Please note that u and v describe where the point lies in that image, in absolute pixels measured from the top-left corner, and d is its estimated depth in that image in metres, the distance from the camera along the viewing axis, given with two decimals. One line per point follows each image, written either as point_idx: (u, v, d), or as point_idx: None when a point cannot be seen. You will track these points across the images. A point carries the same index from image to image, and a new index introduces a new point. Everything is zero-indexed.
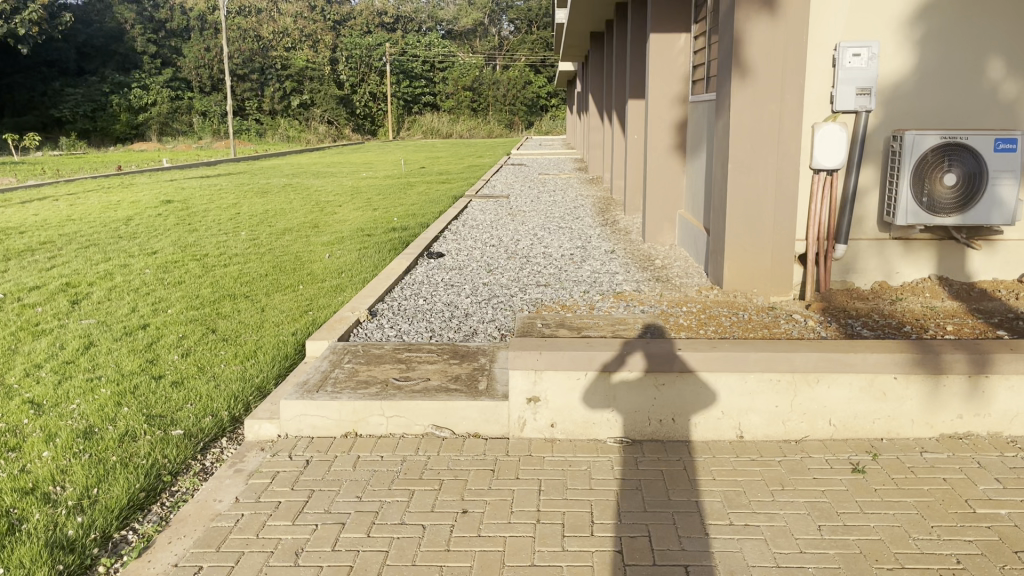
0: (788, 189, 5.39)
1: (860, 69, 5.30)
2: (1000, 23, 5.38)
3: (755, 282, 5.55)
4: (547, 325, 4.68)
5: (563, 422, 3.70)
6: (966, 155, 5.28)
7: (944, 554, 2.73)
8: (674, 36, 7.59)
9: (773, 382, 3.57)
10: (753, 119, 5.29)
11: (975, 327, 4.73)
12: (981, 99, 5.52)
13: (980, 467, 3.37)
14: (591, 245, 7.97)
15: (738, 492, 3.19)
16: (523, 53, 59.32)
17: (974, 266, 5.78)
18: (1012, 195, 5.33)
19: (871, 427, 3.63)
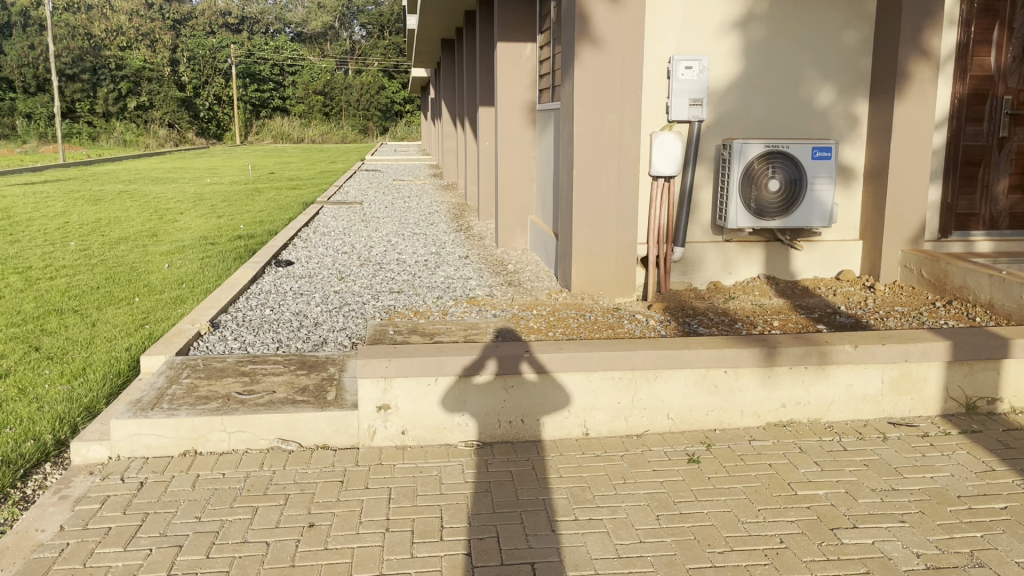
0: (631, 195, 5.62)
1: (691, 81, 5.69)
2: (813, 39, 5.94)
3: (601, 286, 5.75)
4: (399, 331, 4.67)
5: (414, 428, 3.68)
6: (788, 162, 5.80)
7: (769, 535, 2.93)
8: (521, 45, 7.78)
9: (616, 379, 3.73)
10: (596, 127, 5.49)
11: (798, 323, 5.14)
12: (798, 108, 6.05)
13: (801, 451, 3.65)
14: (445, 251, 7.99)
15: (584, 488, 3.30)
16: (376, 58, 58.83)
17: (796, 265, 6.23)
18: (829, 196, 5.90)
19: (705, 418, 3.84)
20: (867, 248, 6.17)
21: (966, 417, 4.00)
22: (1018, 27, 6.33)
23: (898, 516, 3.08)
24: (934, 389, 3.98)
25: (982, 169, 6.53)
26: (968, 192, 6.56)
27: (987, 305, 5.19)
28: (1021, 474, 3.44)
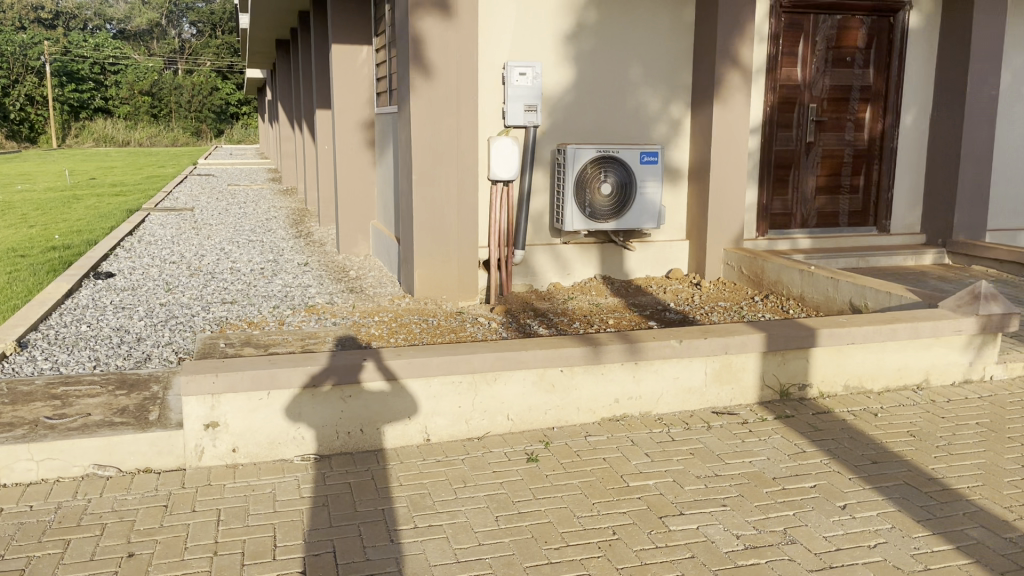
0: (470, 199, 5.66)
1: (526, 87, 5.80)
2: (638, 48, 6.25)
3: (443, 289, 5.74)
4: (231, 345, 4.48)
5: (246, 445, 3.54)
6: (619, 166, 6.06)
7: (602, 528, 3.03)
8: (357, 48, 7.66)
9: (455, 384, 3.74)
10: (434, 132, 5.49)
11: (632, 321, 5.37)
12: (627, 114, 6.32)
13: (633, 444, 3.79)
14: (283, 258, 7.75)
15: (423, 495, 3.28)
16: (209, 58, 56.25)
17: (630, 265, 6.48)
18: (657, 198, 6.20)
19: (543, 417, 3.92)
20: (694, 247, 6.52)
21: (781, 403, 4.31)
22: (820, 41, 6.91)
23: (720, 501, 3.27)
24: (752, 378, 4.26)
25: (793, 171, 7.06)
26: (781, 192, 7.08)
27: (799, 298, 5.64)
28: (827, 453, 3.74)
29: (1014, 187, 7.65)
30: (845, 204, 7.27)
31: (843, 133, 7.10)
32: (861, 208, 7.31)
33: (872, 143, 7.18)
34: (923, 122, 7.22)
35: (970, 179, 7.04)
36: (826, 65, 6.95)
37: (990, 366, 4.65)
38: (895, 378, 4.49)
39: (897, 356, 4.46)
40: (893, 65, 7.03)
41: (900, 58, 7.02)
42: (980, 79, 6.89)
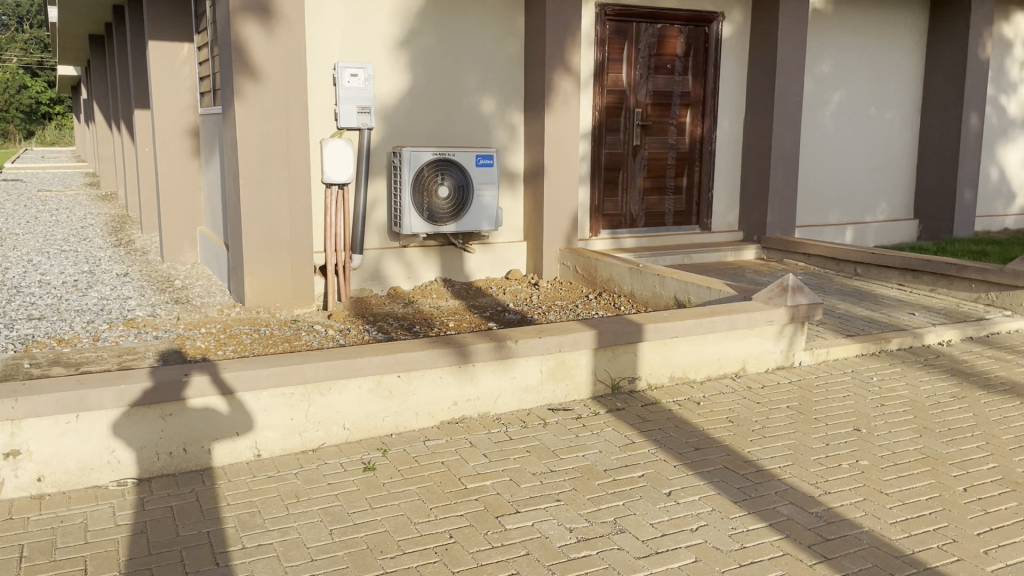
0: (302, 203, 5.51)
1: (358, 88, 5.75)
2: (471, 52, 6.31)
3: (277, 297, 5.54)
4: (36, 364, 4.15)
5: (53, 473, 3.27)
6: (455, 169, 6.08)
7: (439, 532, 3.03)
8: (176, 44, 7.31)
9: (287, 396, 3.63)
10: (262, 134, 5.30)
11: (471, 323, 5.41)
12: (462, 117, 6.36)
13: (471, 446, 3.81)
14: (99, 269, 7.24)
15: (253, 513, 3.16)
16: (16, 52, 51.73)
17: (471, 267, 6.50)
18: (494, 202, 6.28)
19: (380, 424, 3.87)
20: (531, 248, 6.65)
21: (612, 396, 4.47)
22: (642, 48, 7.24)
23: (554, 496, 3.35)
24: (584, 373, 4.40)
25: (622, 173, 7.35)
26: (612, 194, 7.36)
27: (629, 295, 5.88)
28: (655, 443, 3.92)
29: (818, 187, 8.33)
30: (670, 204, 7.64)
31: (666, 137, 7.47)
32: (684, 208, 7.71)
33: (693, 146, 7.60)
34: (738, 127, 7.72)
35: (780, 179, 7.58)
36: (650, 72, 7.29)
37: (799, 352, 5.03)
38: (716, 367, 4.77)
39: (717, 347, 4.74)
40: (709, 72, 7.49)
41: (715, 66, 7.49)
42: (786, 88, 7.44)
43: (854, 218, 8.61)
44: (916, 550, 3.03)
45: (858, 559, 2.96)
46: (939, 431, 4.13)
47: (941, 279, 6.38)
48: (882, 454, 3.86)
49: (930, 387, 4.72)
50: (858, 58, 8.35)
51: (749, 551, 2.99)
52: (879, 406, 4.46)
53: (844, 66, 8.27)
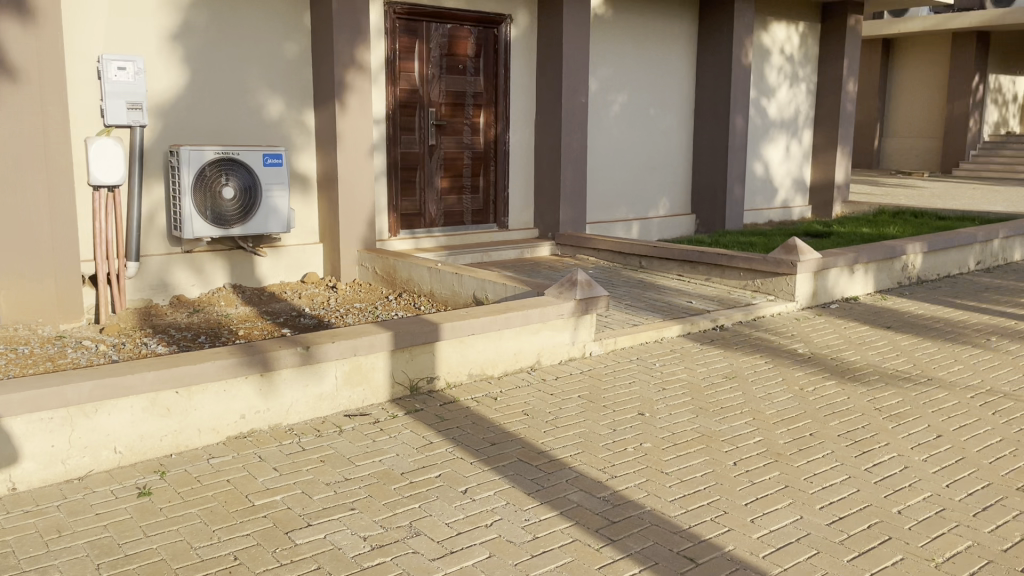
0: (65, 207, 5.02)
1: (126, 82, 5.39)
2: (253, 47, 6.05)
3: (38, 311, 5.01)
4: None
5: None
6: (240, 168, 5.80)
7: (222, 555, 2.86)
8: None
9: (46, 421, 3.30)
10: (13, 131, 4.77)
11: (263, 330, 5.17)
12: (246, 115, 6.09)
13: (259, 460, 3.64)
14: None
15: (6, 555, 2.83)
16: None
17: (262, 271, 6.21)
18: (285, 203, 6.04)
19: (158, 445, 3.60)
20: (327, 249, 6.47)
21: (411, 398, 4.44)
22: (433, 47, 7.26)
23: (348, 505, 3.26)
24: (381, 377, 4.33)
25: (418, 172, 7.33)
26: (409, 193, 7.32)
27: (429, 295, 5.88)
28: (452, 442, 3.93)
29: (604, 184, 8.76)
30: (468, 203, 7.71)
31: (461, 137, 7.54)
32: (482, 207, 7.81)
33: (487, 146, 7.71)
34: (529, 127, 7.94)
35: (570, 177, 7.86)
36: (442, 71, 7.32)
37: (589, 343, 5.25)
38: (512, 362, 4.86)
39: (512, 343, 4.84)
40: (500, 74, 7.65)
41: (505, 68, 7.66)
42: (573, 89, 7.74)
43: (639, 214, 9.13)
44: (693, 524, 3.24)
45: (641, 539, 3.11)
46: (714, 410, 4.45)
47: (715, 268, 6.89)
48: (664, 436, 4.10)
49: (706, 369, 5.09)
50: (637, 62, 8.85)
51: (541, 540, 3.07)
52: (662, 390, 4.73)
53: (624, 70, 8.75)
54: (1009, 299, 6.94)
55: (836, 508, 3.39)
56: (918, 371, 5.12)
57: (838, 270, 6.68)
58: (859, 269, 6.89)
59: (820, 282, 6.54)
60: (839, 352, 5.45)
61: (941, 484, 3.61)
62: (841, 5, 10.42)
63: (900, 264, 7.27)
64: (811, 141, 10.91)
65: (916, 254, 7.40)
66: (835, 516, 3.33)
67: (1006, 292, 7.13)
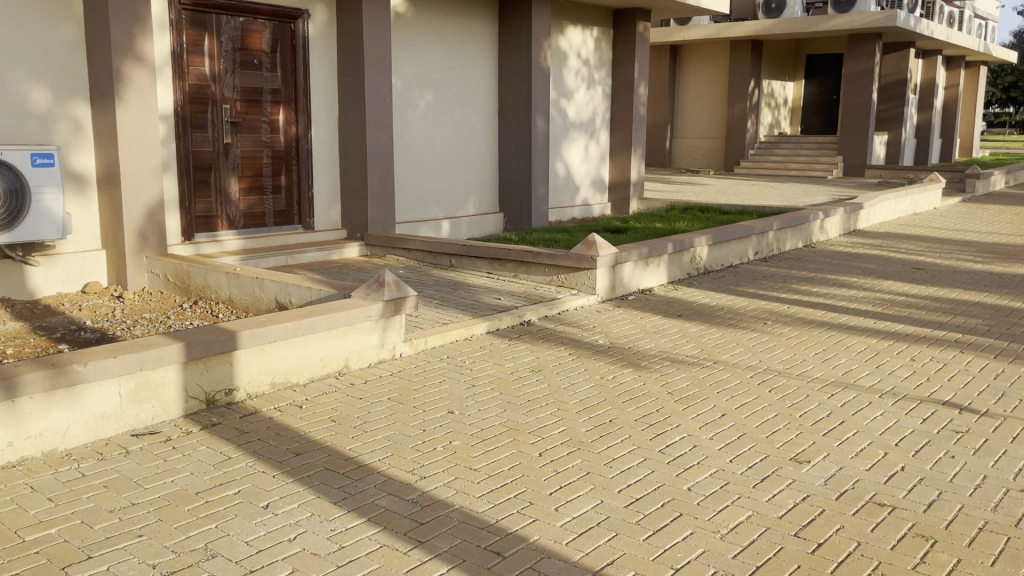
0: None
1: None
2: (16, 36, 5.55)
3: None
4: None
5: None
6: (4, 168, 5.25)
7: None
8: None
9: None
10: None
11: (36, 347, 4.71)
12: (10, 109, 5.57)
13: (31, 491, 3.31)
14: None
15: None
16: None
17: (35, 282, 5.68)
18: (59, 207, 5.54)
19: None
20: (111, 256, 6.01)
21: (208, 412, 4.20)
22: (225, 41, 6.92)
23: (136, 532, 3.03)
24: (173, 391, 4.07)
25: (213, 172, 6.96)
26: (203, 195, 6.93)
27: (228, 301, 5.60)
28: (253, 455, 3.75)
29: (411, 184, 8.74)
30: (269, 204, 7.42)
31: (259, 134, 7.24)
32: (285, 208, 7.55)
33: (288, 144, 7.46)
34: (331, 125, 7.76)
35: (377, 177, 7.75)
36: (235, 66, 7.00)
37: (399, 344, 5.20)
38: (318, 368, 4.72)
39: (318, 348, 4.70)
40: (298, 70, 7.42)
41: (303, 64, 7.44)
42: (376, 87, 7.62)
43: (447, 213, 9.19)
44: (500, 518, 3.29)
45: (449, 538, 3.12)
46: (521, 403, 4.55)
47: (521, 265, 7.06)
48: (472, 432, 4.14)
49: (514, 364, 5.19)
50: (439, 61, 8.88)
51: (347, 550, 2.99)
52: (470, 387, 4.78)
53: (428, 68, 8.76)
54: (782, 285, 7.62)
55: (633, 490, 3.56)
56: (705, 356, 5.50)
57: (633, 264, 7.05)
58: (652, 262, 7.31)
59: (617, 276, 6.88)
60: (636, 342, 5.75)
61: (726, 460, 3.89)
62: (630, 12, 10.99)
63: (688, 256, 7.79)
64: (608, 141, 11.44)
65: (703, 247, 7.96)
66: (632, 498, 3.50)
67: (780, 280, 7.82)
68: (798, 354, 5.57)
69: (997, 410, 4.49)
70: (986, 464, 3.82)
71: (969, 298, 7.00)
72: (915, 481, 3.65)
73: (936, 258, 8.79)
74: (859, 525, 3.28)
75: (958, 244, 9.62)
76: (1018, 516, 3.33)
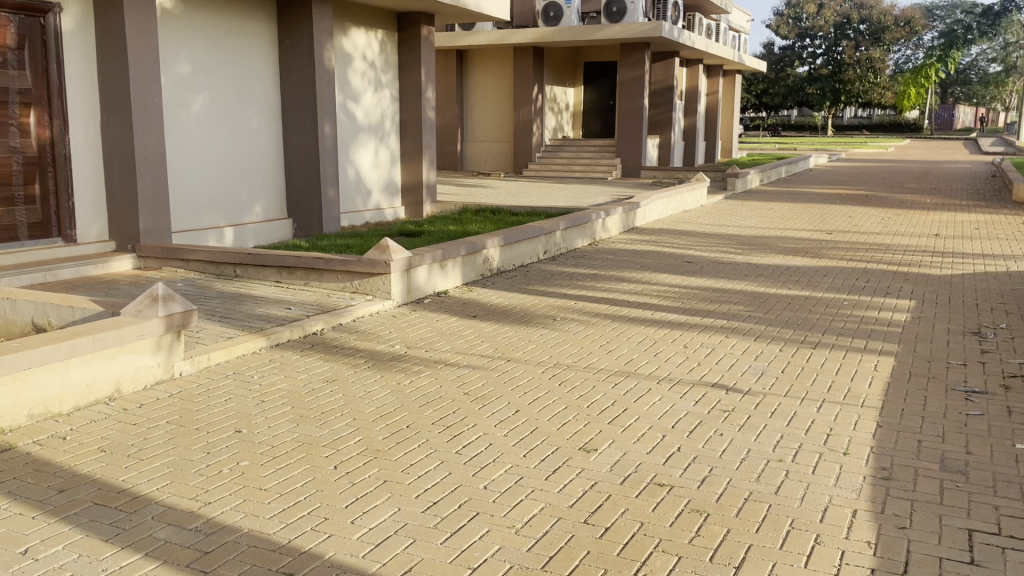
0: None
1: None
2: None
3: None
4: None
5: None
6: None
7: None
8: None
9: None
10: None
11: None
12: None
13: None
14: None
15: None
16: None
17: None
18: None
19: None
20: None
21: None
22: None
23: None
24: None
25: None
26: None
27: None
28: (8, 496, 3.37)
29: (188, 191, 8.25)
30: (22, 216, 6.79)
31: (6, 139, 6.63)
32: (41, 219, 6.91)
33: (41, 150, 6.84)
34: (94, 128, 7.14)
35: (148, 184, 7.22)
36: None
37: (179, 363, 4.87)
38: (85, 395, 4.32)
39: (84, 372, 4.30)
40: (52, 69, 6.79)
41: (57, 62, 6.81)
42: (142, 88, 7.07)
43: (230, 220, 8.77)
44: (292, 538, 3.16)
45: (236, 565, 2.95)
46: (314, 416, 4.40)
47: (312, 272, 6.86)
48: (262, 451, 3.95)
49: (306, 375, 5.02)
50: (215, 61, 8.45)
51: None
52: (259, 403, 4.57)
53: (201, 68, 8.29)
54: (570, 282, 7.96)
55: (430, 494, 3.56)
56: (499, 354, 5.62)
57: (427, 267, 7.06)
58: (446, 265, 7.36)
59: (411, 280, 6.86)
60: (431, 344, 5.77)
61: (520, 455, 3.99)
62: (414, 15, 10.99)
63: (481, 258, 7.92)
64: (398, 144, 11.39)
65: (494, 248, 8.12)
66: (429, 502, 3.49)
67: (568, 277, 8.17)
68: (584, 347, 5.83)
69: (758, 389, 4.94)
70: (749, 439, 4.18)
71: (732, 287, 7.67)
72: (691, 460, 3.93)
73: (704, 252, 9.55)
74: (641, 506, 3.48)
75: (722, 238, 10.51)
76: (776, 484, 3.67)
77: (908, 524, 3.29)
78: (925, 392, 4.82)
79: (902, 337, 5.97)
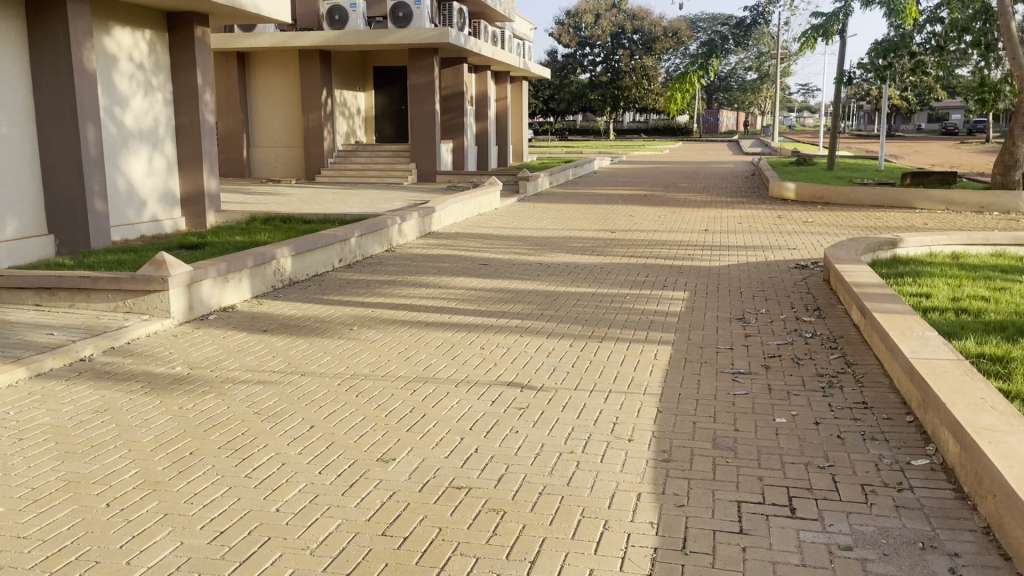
0: None
1: None
2: None
3: None
4: None
5: None
6: None
7: None
8: None
9: None
10: None
11: None
12: None
13: None
14: None
15: None
16: None
17: None
18: None
19: None
20: None
21: None
22: None
23: None
24: None
25: None
26: None
27: None
28: None
29: None
30: None
31: None
32: None
33: None
34: None
35: None
36: None
37: None
38: None
39: None
40: None
41: None
42: None
43: None
44: None
45: None
46: (82, 451, 4.02)
47: (77, 293, 6.29)
48: (20, 495, 3.55)
49: (73, 407, 4.58)
50: None
51: None
52: (16, 442, 4.11)
53: None
54: (365, 290, 7.83)
55: (217, 523, 3.36)
56: (292, 369, 5.42)
57: (211, 281, 6.68)
58: (233, 278, 7.01)
59: (193, 296, 6.46)
60: (217, 364, 5.46)
61: (315, 472, 3.87)
62: (184, 15, 10.31)
63: (271, 269, 7.61)
64: (174, 151, 10.70)
65: (285, 259, 7.84)
66: (215, 532, 3.29)
67: (363, 285, 8.04)
68: (380, 355, 5.76)
69: (550, 384, 5.11)
70: (543, 434, 4.32)
71: (525, 287, 7.88)
72: (487, 460, 4.00)
73: (498, 254, 9.75)
74: (439, 512, 3.48)
75: (514, 240, 10.79)
76: (567, 475, 3.81)
77: (685, 502, 3.53)
78: (699, 376, 5.21)
79: (677, 326, 6.42)
